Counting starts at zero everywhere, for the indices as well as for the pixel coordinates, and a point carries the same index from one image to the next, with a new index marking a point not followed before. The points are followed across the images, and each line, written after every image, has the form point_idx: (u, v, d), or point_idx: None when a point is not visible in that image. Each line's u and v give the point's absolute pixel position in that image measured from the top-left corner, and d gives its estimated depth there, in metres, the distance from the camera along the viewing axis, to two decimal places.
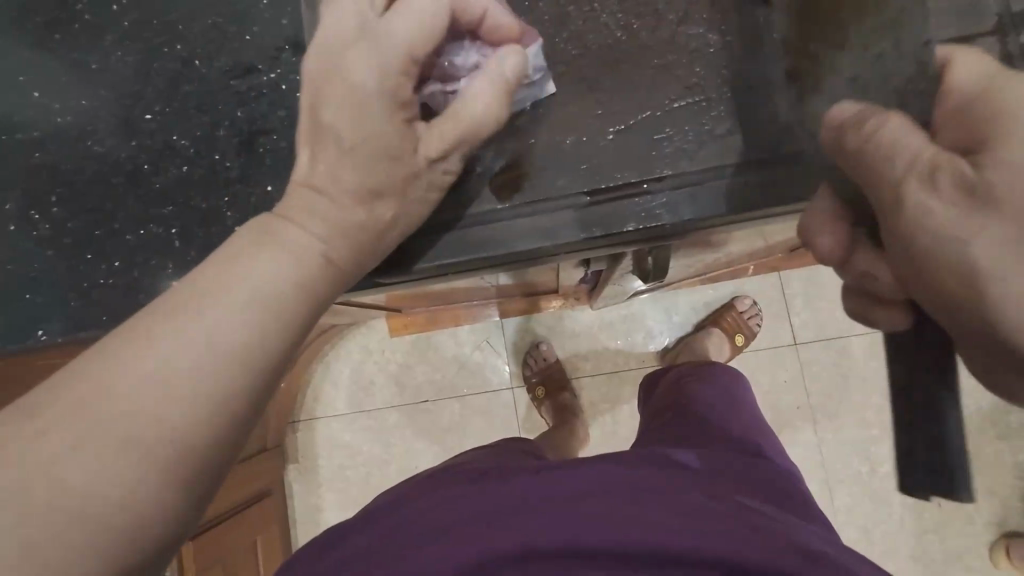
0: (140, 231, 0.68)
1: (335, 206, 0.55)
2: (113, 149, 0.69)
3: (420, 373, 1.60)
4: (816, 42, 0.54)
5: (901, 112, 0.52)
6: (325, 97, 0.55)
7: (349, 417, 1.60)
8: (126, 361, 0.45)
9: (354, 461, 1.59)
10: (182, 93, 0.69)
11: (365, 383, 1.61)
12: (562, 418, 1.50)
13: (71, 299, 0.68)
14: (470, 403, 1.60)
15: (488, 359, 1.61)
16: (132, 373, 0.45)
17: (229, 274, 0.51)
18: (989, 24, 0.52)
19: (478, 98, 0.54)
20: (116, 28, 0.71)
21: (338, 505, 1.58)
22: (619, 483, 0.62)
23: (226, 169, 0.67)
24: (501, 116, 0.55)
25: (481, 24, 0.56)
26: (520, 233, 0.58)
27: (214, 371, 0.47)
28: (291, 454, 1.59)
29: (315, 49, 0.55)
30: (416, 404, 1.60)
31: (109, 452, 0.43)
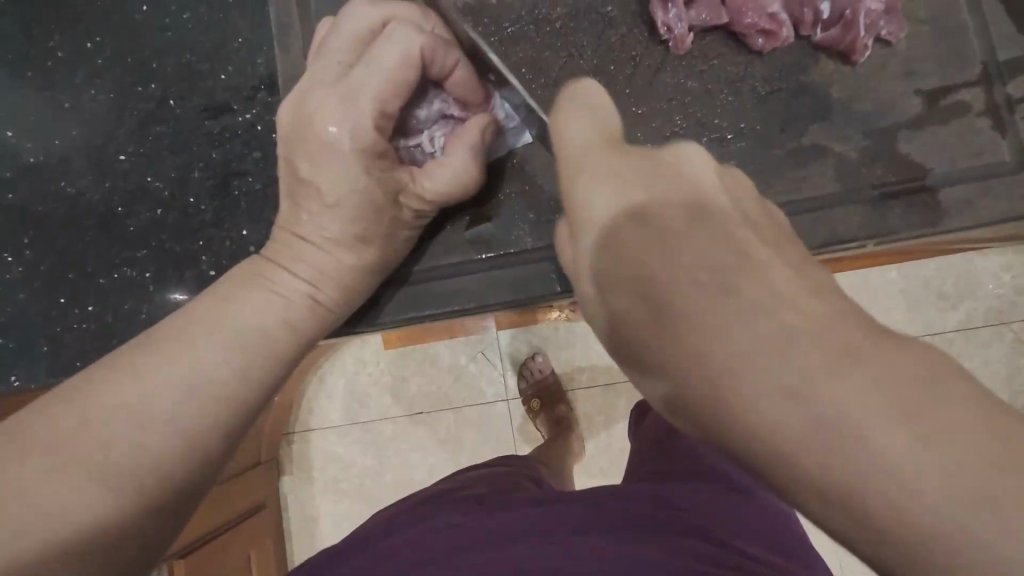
0: (113, 274, 0.67)
1: (307, 254, 0.53)
2: (85, 190, 0.68)
3: (414, 383, 1.38)
4: (796, 90, 0.53)
5: (884, 163, 0.51)
6: (294, 149, 0.53)
7: (344, 429, 1.38)
8: (118, 387, 0.43)
9: (347, 473, 1.37)
10: (155, 134, 0.68)
11: (361, 394, 1.39)
12: (559, 436, 1.30)
13: (42, 343, 0.67)
14: (464, 416, 1.38)
15: (484, 372, 1.40)
16: (125, 401, 0.43)
17: (226, 309, 0.50)
18: (974, 74, 0.51)
19: (455, 164, 0.55)
20: (87, 66, 0.70)
21: (330, 524, 1.37)
22: (616, 522, 0.55)
23: (200, 212, 0.66)
24: (480, 172, 0.56)
25: (451, 76, 0.55)
26: (492, 282, 0.57)
27: (204, 407, 0.45)
28: (285, 466, 1.39)
29: (296, 101, 0.54)
30: (410, 415, 1.38)
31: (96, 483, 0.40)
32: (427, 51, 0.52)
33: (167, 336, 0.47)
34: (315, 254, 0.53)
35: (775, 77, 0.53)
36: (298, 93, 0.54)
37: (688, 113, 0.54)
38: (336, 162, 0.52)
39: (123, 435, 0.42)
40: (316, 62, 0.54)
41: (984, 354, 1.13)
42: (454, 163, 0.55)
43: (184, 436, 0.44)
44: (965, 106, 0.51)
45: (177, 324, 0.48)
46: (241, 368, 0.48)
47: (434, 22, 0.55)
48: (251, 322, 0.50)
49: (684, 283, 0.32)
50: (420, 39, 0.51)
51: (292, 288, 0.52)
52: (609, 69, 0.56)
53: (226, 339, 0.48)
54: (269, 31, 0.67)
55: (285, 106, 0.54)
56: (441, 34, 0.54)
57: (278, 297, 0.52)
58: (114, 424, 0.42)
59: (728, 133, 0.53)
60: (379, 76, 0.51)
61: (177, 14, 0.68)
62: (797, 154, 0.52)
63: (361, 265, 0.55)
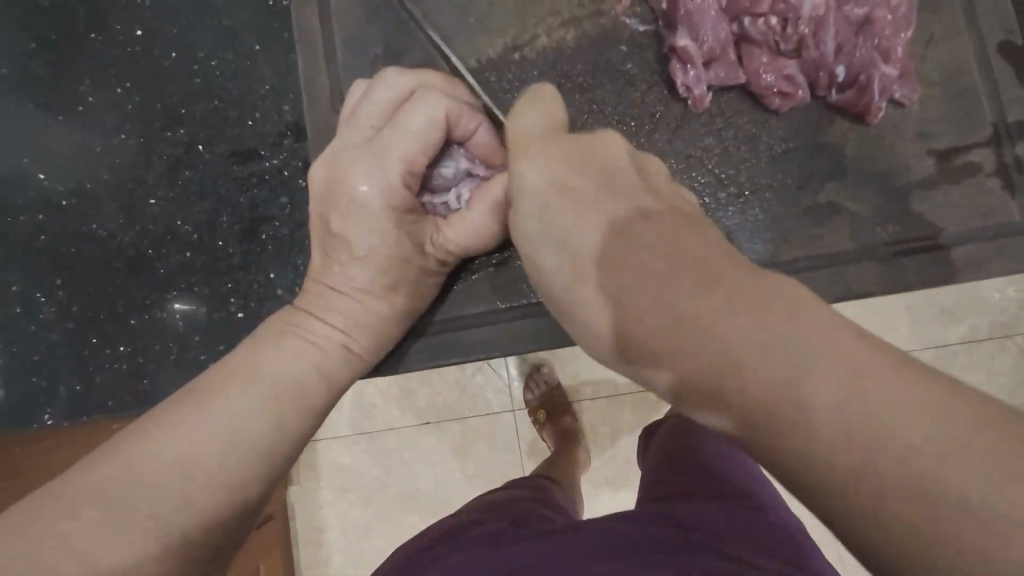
0: (143, 315, 0.69)
1: (340, 304, 0.55)
2: (115, 233, 0.70)
3: (421, 396, 1.40)
4: (812, 148, 0.54)
5: (898, 220, 0.53)
6: (327, 206, 0.56)
7: (350, 440, 1.40)
8: (156, 443, 0.43)
9: (356, 484, 1.39)
10: (183, 178, 0.70)
11: (367, 407, 1.40)
12: (563, 447, 1.32)
13: (75, 382, 0.69)
14: (471, 427, 1.39)
15: (490, 382, 1.41)
16: (164, 456, 0.43)
17: (258, 361, 0.50)
18: (984, 135, 0.53)
19: (477, 221, 0.56)
20: (117, 112, 0.72)
21: (340, 528, 1.38)
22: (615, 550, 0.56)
23: (227, 255, 0.68)
24: (501, 227, 0.57)
25: (474, 137, 0.57)
26: (513, 333, 0.60)
27: (244, 458, 0.46)
28: (292, 475, 1.40)
29: (326, 163, 0.56)
30: (417, 427, 1.39)
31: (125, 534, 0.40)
32: (450, 113, 0.54)
33: (200, 391, 0.48)
34: (346, 305, 0.55)
35: (792, 135, 0.55)
36: (331, 155, 0.57)
37: (706, 169, 0.56)
38: (366, 217, 0.54)
39: (162, 489, 0.42)
40: (350, 128, 0.57)
41: (987, 366, 1.10)
42: (476, 220, 0.56)
43: (223, 488, 0.44)
44: (976, 166, 0.53)
45: (211, 378, 0.49)
46: (276, 418, 0.48)
47: (457, 85, 0.58)
48: (285, 374, 0.50)
49: (688, 315, 0.33)
50: (443, 104, 0.54)
51: (323, 338, 0.53)
52: (629, 124, 0.57)
53: (258, 390, 0.48)
54: (297, 80, 0.70)
55: (316, 166, 0.57)
56: (464, 97, 0.56)
57: (311, 347, 0.53)
58: (156, 479, 0.42)
59: (745, 189, 0.55)
60: (406, 139, 0.54)
61: (206, 62, 0.71)
62: (814, 210, 0.54)
63: (389, 314, 0.56)
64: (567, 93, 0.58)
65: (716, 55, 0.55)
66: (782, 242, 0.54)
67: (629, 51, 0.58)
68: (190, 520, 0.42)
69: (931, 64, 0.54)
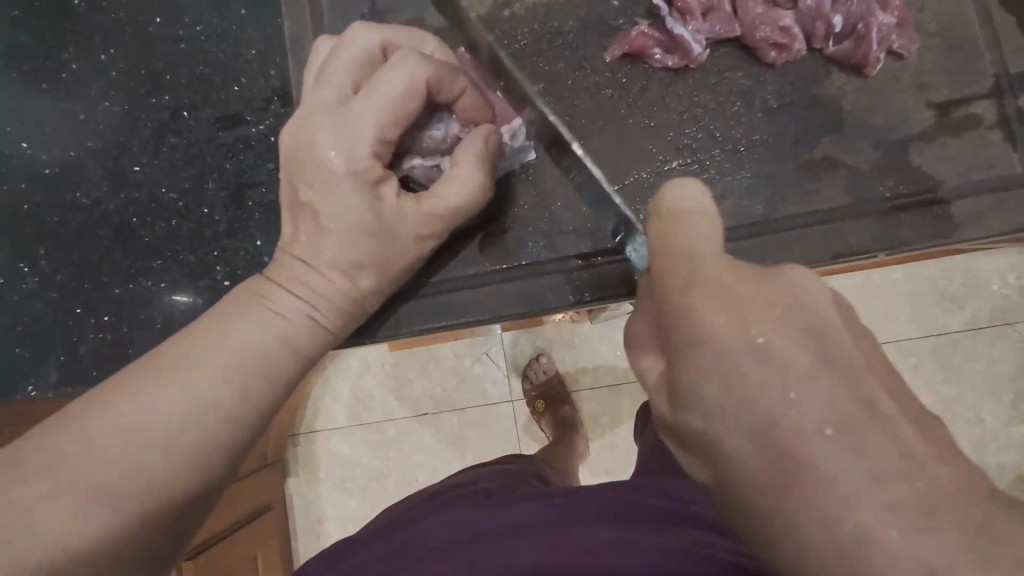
0: (127, 284, 0.67)
1: (321, 265, 0.53)
2: (100, 200, 0.69)
3: (418, 385, 1.39)
4: (808, 102, 0.53)
5: (897, 174, 0.51)
6: (298, 166, 0.53)
7: (346, 430, 1.39)
8: (113, 411, 0.43)
9: (352, 473, 1.38)
10: (169, 145, 0.69)
11: (363, 396, 1.39)
12: (563, 436, 1.31)
13: (60, 354, 0.67)
14: (470, 417, 1.38)
15: (489, 372, 1.40)
16: (121, 425, 0.42)
17: (229, 328, 0.49)
18: (985, 86, 0.52)
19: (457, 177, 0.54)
20: (101, 78, 0.71)
21: (339, 519, 1.37)
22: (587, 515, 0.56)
23: (213, 222, 0.67)
24: (484, 181, 0.55)
25: (458, 101, 0.55)
26: (507, 298, 0.58)
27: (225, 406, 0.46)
28: (289, 465, 1.39)
29: (297, 123, 0.53)
30: (416, 417, 1.38)
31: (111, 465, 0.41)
32: (430, 75, 0.52)
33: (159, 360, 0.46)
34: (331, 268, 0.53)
35: (789, 88, 0.53)
36: (299, 116, 0.54)
37: (701, 125, 0.54)
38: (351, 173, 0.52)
39: (119, 451, 0.42)
40: (319, 89, 0.54)
41: (987, 352, 1.08)
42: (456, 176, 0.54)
43: (203, 432, 0.45)
44: (976, 118, 0.51)
45: (173, 347, 0.47)
46: (256, 371, 0.48)
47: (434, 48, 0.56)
48: (243, 338, 0.49)
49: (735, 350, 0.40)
50: (425, 64, 0.52)
51: (307, 299, 0.52)
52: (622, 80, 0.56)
53: (224, 358, 0.47)
54: (285, 45, 0.68)
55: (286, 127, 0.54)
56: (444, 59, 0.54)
57: (291, 310, 0.51)
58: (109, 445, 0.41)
59: (741, 146, 0.54)
60: (383, 98, 0.51)
61: (191, 27, 0.70)
62: (810, 165, 0.53)
63: (373, 279, 0.54)
64: (558, 49, 0.57)
65: (712, 6, 0.54)
66: (780, 201, 0.53)
67: (621, 7, 0.57)
68: (144, 491, 0.42)
69: (931, 14, 0.53)
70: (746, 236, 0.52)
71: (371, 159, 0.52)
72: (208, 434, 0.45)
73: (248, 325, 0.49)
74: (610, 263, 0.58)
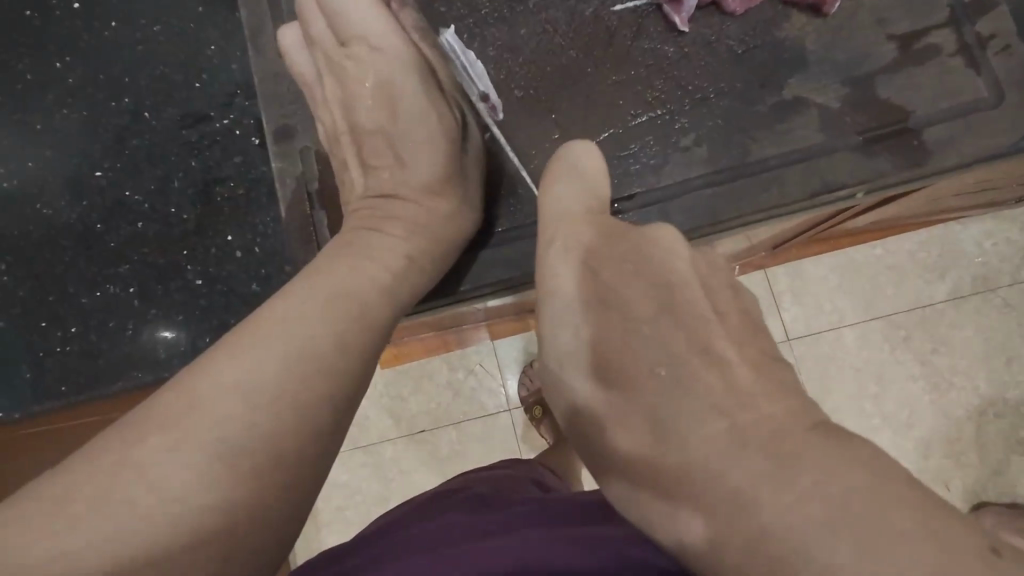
0: (94, 293, 0.64)
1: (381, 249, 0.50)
2: (61, 211, 0.66)
3: (414, 404, 1.39)
4: (772, 45, 0.53)
5: (866, 109, 0.52)
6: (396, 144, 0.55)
7: None
8: (256, 358, 0.40)
9: (353, 500, 1.34)
10: (132, 146, 0.67)
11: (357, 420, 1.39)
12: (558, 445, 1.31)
13: (25, 369, 0.63)
14: (467, 430, 1.39)
15: (483, 383, 1.41)
16: (227, 406, 0.38)
17: (313, 277, 0.46)
18: (942, 16, 0.52)
19: (414, 147, 0.55)
20: (58, 86, 0.68)
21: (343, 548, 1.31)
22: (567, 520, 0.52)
23: (181, 221, 0.65)
24: (397, 178, 0.55)
25: (376, 91, 0.55)
26: (485, 264, 0.57)
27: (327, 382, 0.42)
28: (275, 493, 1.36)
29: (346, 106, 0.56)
30: (412, 436, 1.38)
31: (236, 410, 0.38)
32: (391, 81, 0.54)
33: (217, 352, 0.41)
34: (393, 239, 0.51)
35: (750, 34, 0.54)
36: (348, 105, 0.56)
37: (668, 77, 0.54)
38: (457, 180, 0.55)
39: (287, 386, 0.40)
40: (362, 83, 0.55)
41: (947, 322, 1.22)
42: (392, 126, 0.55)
43: (302, 411, 0.40)
44: (937, 48, 0.52)
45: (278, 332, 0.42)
46: (338, 348, 0.43)
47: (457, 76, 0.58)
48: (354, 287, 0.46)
49: None
50: (410, 54, 0.54)
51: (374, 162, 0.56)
52: (586, 42, 0.56)
53: (276, 335, 0.42)
54: (244, 37, 0.67)
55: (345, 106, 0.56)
56: (440, 71, 0.56)
57: (374, 268, 0.48)
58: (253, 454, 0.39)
59: (709, 94, 0.54)
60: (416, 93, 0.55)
61: (147, 28, 0.68)
62: (780, 107, 0.53)
63: (404, 263, 0.50)
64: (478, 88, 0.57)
65: None
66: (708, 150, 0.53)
67: None
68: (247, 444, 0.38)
69: None
70: (711, 193, 0.52)
71: (420, 170, 0.55)
72: (230, 403, 0.38)
73: (334, 270, 0.47)
74: (742, 227, 0.53)
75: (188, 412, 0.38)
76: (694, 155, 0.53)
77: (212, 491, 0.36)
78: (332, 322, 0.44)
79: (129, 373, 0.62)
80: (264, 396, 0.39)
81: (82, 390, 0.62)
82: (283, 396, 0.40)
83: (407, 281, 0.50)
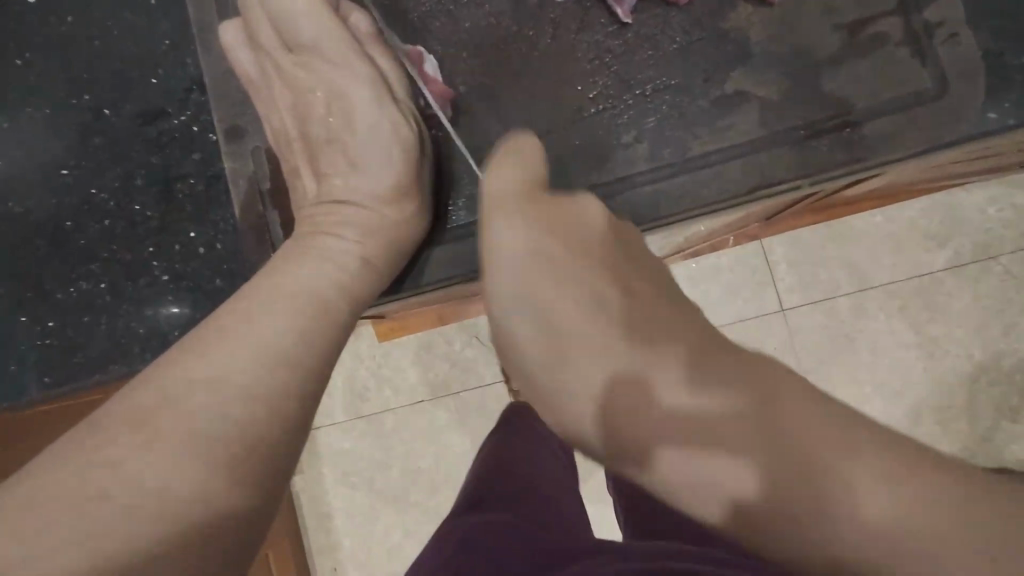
0: (68, 289, 0.67)
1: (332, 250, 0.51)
2: (31, 209, 0.68)
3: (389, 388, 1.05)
4: (716, 36, 0.53)
5: (810, 102, 0.51)
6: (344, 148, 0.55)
7: None
8: (226, 353, 0.42)
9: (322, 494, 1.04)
10: (94, 144, 0.68)
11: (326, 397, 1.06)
12: None
13: (10, 362, 0.66)
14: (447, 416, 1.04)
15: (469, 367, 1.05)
16: (196, 404, 0.39)
17: (278, 283, 0.48)
18: (891, 2, 0.51)
19: (365, 150, 0.55)
20: (20, 84, 0.69)
21: None
22: None
23: (145, 219, 0.66)
24: (348, 180, 0.56)
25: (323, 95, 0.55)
26: (437, 260, 0.58)
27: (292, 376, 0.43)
28: None
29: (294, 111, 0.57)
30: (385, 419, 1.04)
31: (206, 399, 0.39)
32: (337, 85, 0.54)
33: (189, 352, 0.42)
34: (346, 243, 0.52)
35: (696, 25, 0.53)
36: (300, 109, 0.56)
37: (611, 72, 0.54)
38: (416, 189, 0.56)
39: (256, 385, 0.41)
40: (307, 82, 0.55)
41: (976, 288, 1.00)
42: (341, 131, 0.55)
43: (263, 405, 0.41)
44: (883, 37, 0.51)
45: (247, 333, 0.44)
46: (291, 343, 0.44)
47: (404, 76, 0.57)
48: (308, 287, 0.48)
49: None
50: (365, 66, 0.54)
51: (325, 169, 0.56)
52: (530, 35, 0.56)
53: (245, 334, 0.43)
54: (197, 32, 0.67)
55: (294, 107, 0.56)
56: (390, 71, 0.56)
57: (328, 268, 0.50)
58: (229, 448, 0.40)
59: (654, 89, 0.53)
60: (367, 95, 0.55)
61: (103, 24, 0.68)
62: (722, 101, 0.52)
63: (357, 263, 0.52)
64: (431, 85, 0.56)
65: None
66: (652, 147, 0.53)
67: None
68: (216, 432, 0.38)
69: None
70: (654, 187, 0.52)
71: (369, 172, 0.55)
72: (200, 396, 0.39)
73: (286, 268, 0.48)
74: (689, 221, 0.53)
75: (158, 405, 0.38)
76: (639, 149, 0.53)
77: (183, 483, 0.35)
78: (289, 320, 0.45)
79: (108, 366, 0.66)
80: (231, 387, 0.40)
81: (63, 382, 0.66)
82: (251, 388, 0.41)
83: (356, 278, 0.51)
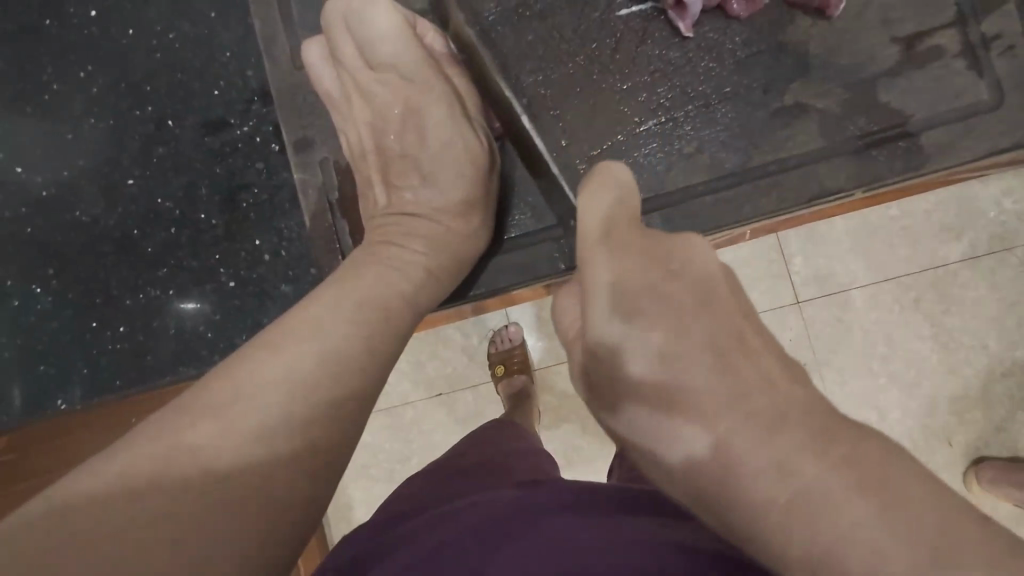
0: (136, 295, 0.69)
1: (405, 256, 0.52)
2: (98, 217, 0.70)
3: None
4: (775, 49, 0.54)
5: (869, 112, 0.53)
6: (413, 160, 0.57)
7: None
8: (295, 351, 0.41)
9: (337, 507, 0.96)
10: (158, 154, 0.70)
11: None
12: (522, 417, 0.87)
13: (82, 366, 0.69)
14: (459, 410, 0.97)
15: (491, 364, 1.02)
16: (274, 400, 0.38)
17: (351, 284, 0.48)
18: (948, 16, 0.53)
19: (433, 160, 0.57)
20: (84, 95, 0.71)
21: None
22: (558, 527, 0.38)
23: (210, 227, 0.69)
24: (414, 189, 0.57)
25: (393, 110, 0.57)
26: (495, 267, 0.60)
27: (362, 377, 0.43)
28: None
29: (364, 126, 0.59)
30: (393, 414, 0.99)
31: (279, 399, 0.39)
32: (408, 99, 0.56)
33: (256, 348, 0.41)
34: (415, 248, 0.53)
35: (756, 37, 0.54)
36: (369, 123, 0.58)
37: (671, 84, 0.56)
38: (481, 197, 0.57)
39: (338, 387, 0.41)
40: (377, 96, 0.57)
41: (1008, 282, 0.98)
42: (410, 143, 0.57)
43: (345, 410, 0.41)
44: (939, 49, 0.53)
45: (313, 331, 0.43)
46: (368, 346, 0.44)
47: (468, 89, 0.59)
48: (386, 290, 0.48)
49: None
50: (436, 82, 0.56)
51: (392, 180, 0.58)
52: (592, 47, 0.57)
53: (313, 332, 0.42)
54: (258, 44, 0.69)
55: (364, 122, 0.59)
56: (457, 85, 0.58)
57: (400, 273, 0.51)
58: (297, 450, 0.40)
59: (715, 100, 0.55)
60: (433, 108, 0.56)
61: (164, 35, 0.70)
62: (782, 112, 0.54)
63: (429, 269, 0.53)
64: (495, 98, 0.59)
65: None
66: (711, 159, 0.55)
67: None
68: (289, 435, 0.38)
69: None
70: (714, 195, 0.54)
71: (435, 180, 0.57)
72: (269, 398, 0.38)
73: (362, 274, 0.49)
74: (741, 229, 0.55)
75: (232, 404, 0.38)
76: (698, 158, 0.55)
77: (231, 484, 0.35)
78: (363, 322, 0.45)
79: (177, 370, 0.68)
80: (303, 387, 0.40)
81: (134, 385, 0.69)
82: (322, 390, 0.40)
83: (427, 288, 0.52)
